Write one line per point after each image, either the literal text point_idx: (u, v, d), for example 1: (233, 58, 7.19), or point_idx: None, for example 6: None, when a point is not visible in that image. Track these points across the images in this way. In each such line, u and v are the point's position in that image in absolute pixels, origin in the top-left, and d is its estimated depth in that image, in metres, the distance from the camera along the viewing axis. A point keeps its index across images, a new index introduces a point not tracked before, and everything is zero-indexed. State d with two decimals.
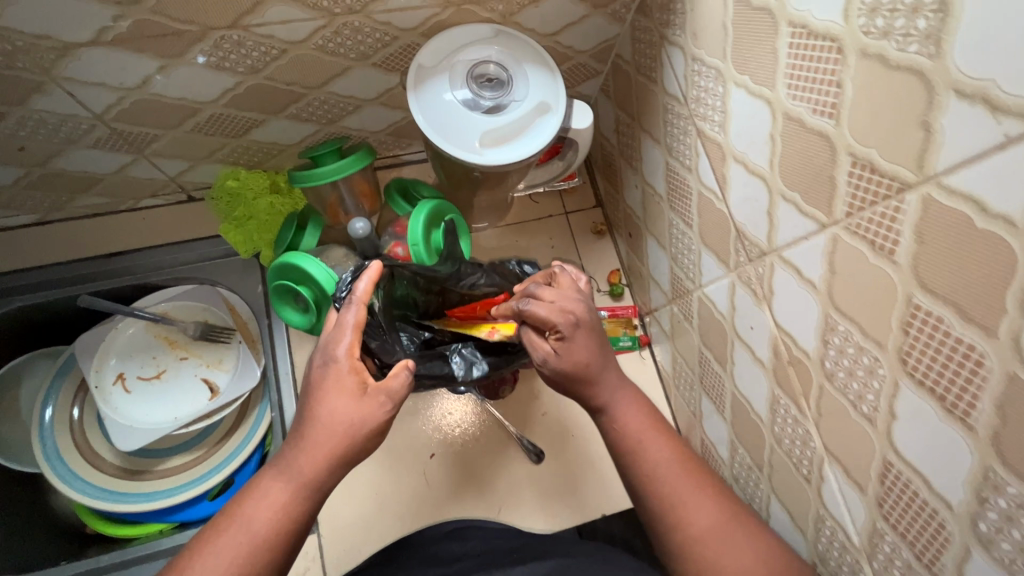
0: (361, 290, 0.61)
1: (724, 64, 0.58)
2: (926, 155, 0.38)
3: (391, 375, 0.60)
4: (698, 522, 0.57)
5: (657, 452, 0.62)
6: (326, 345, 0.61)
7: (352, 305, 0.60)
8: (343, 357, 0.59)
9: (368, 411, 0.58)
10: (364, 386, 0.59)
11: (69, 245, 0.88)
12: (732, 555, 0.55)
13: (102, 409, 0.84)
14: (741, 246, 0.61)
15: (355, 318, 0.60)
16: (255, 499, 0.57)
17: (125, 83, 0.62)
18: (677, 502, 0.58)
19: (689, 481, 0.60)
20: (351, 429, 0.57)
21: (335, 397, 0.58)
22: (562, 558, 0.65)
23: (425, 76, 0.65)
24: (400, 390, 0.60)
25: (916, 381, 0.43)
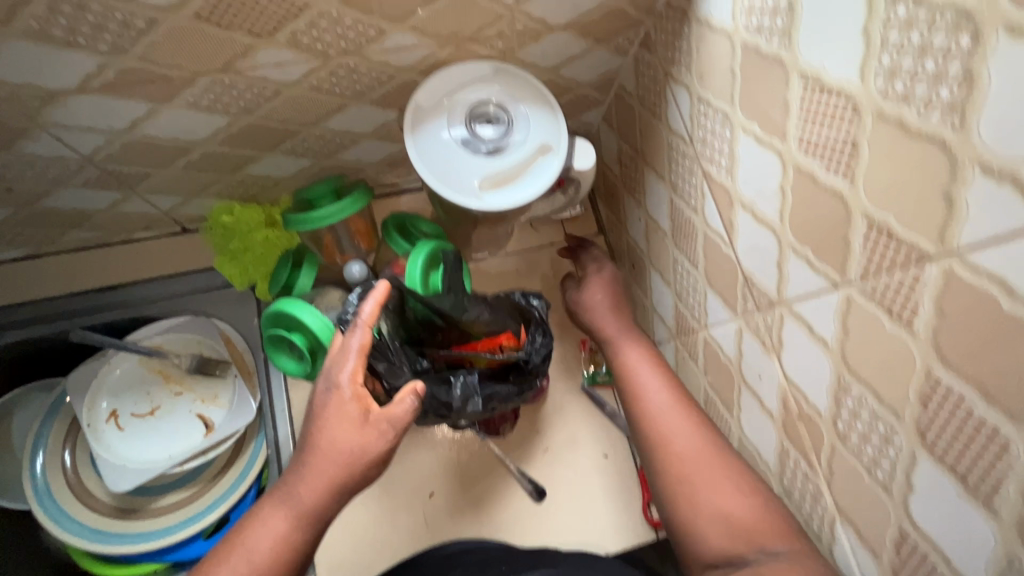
0: (367, 312, 0.59)
1: (731, 108, 0.56)
2: (949, 229, 0.36)
3: (395, 402, 0.58)
4: (683, 448, 0.64)
5: (652, 390, 0.70)
6: (330, 369, 0.59)
7: (356, 329, 0.58)
8: (346, 383, 0.57)
9: (370, 440, 0.56)
10: (367, 413, 0.57)
11: (61, 278, 0.86)
12: (715, 484, 0.60)
13: (94, 448, 0.82)
14: (749, 293, 0.60)
15: (360, 343, 0.58)
16: (255, 529, 0.55)
17: (114, 126, 0.61)
18: (665, 435, 0.65)
19: (677, 413, 0.67)
20: (352, 456, 0.56)
21: (337, 425, 0.56)
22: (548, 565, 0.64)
23: (423, 118, 0.64)
24: (402, 417, 0.58)
25: (935, 456, 0.41)
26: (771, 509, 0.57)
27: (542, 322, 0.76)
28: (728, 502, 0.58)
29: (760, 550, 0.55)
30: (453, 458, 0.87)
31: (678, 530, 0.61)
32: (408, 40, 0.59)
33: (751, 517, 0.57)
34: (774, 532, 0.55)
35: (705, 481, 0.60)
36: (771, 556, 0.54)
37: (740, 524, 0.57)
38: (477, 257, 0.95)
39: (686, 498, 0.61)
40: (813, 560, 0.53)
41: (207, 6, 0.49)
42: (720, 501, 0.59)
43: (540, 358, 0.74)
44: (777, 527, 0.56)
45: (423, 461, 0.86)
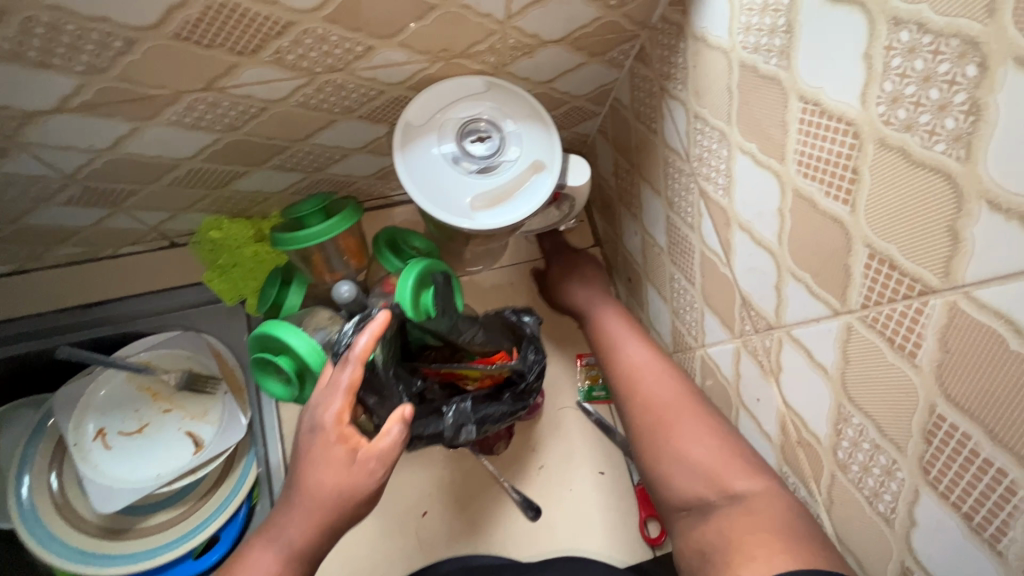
0: (360, 346, 0.57)
1: (728, 127, 0.54)
2: (953, 262, 0.35)
3: (380, 435, 0.56)
4: (657, 397, 0.65)
5: (627, 344, 0.72)
6: (315, 407, 0.57)
7: (348, 364, 0.56)
8: (331, 423, 0.56)
9: (356, 480, 0.55)
10: (354, 453, 0.56)
11: (47, 294, 0.84)
12: (686, 429, 0.60)
13: (81, 468, 0.80)
14: (747, 315, 0.58)
15: (349, 379, 0.56)
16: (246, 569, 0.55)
17: (95, 145, 0.59)
18: (641, 387, 0.67)
19: (650, 362, 0.69)
20: (340, 498, 0.55)
21: (323, 466, 0.55)
22: None
23: (413, 136, 0.63)
24: (389, 452, 0.56)
25: (938, 492, 0.40)
26: (738, 449, 0.58)
27: (533, 339, 0.74)
28: (698, 446, 0.59)
29: (724, 492, 0.55)
30: (446, 475, 0.86)
31: (650, 474, 0.62)
32: (397, 56, 0.58)
33: (718, 459, 0.57)
34: (739, 473, 0.56)
35: (677, 427, 0.61)
36: (736, 499, 0.54)
37: (708, 467, 0.57)
38: (471, 270, 0.94)
39: (653, 434, 0.62)
40: (781, 500, 0.52)
41: (186, 25, 0.47)
42: (689, 444, 0.59)
43: (535, 376, 0.73)
44: (743, 469, 0.56)
45: (417, 479, 0.85)
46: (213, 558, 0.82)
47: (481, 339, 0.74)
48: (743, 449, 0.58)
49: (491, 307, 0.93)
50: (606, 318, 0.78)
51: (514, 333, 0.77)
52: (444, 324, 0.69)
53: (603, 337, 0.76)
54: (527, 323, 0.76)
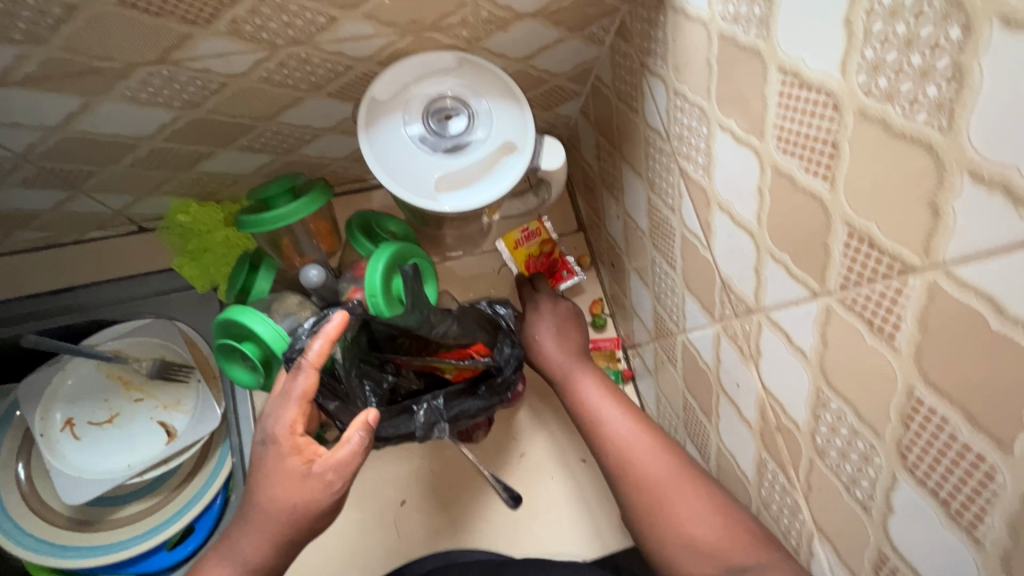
0: (314, 353, 0.56)
1: (708, 103, 0.52)
2: (933, 240, 0.33)
3: (340, 444, 0.56)
4: (653, 478, 0.63)
5: (613, 417, 0.69)
6: (269, 416, 0.57)
7: (301, 372, 0.55)
8: (285, 435, 0.56)
9: (313, 493, 0.55)
10: (309, 465, 0.56)
11: (10, 281, 0.81)
12: (687, 511, 0.59)
13: (48, 459, 0.78)
14: (727, 299, 0.57)
15: (302, 388, 0.56)
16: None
17: (45, 121, 0.56)
18: (634, 465, 0.64)
19: (639, 437, 0.66)
20: (297, 513, 0.55)
21: (277, 480, 0.55)
22: None
23: (379, 112, 0.60)
24: (348, 462, 0.56)
25: (916, 479, 0.39)
26: (738, 521, 0.57)
27: (511, 332, 0.74)
28: (701, 527, 0.58)
29: (730, 567, 0.55)
30: (426, 464, 0.84)
31: (657, 559, 0.61)
32: (363, 28, 0.55)
33: (725, 538, 0.57)
34: (744, 548, 0.55)
35: (678, 509, 0.60)
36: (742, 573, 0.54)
37: (712, 544, 0.57)
38: (451, 256, 0.92)
39: (656, 520, 0.61)
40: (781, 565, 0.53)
41: None
42: (693, 525, 0.58)
43: (511, 369, 0.73)
44: (746, 543, 0.56)
45: (396, 468, 0.84)
46: (190, 547, 0.81)
47: (455, 332, 0.72)
48: (741, 516, 0.58)
49: (472, 294, 0.91)
50: (583, 382, 0.74)
51: (490, 324, 0.76)
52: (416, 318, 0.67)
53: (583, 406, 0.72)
54: (500, 314, 0.76)
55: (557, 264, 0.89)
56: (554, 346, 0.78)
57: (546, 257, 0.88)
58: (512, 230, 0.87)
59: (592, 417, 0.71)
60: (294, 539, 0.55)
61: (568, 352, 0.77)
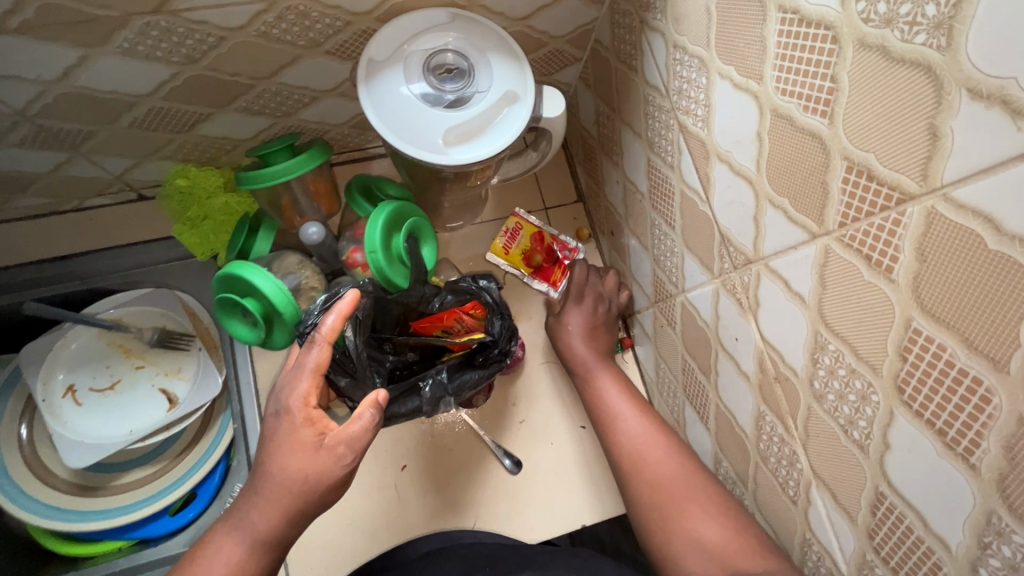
0: (327, 327, 0.57)
1: (708, 52, 0.52)
2: (932, 163, 0.33)
3: (352, 420, 0.57)
4: (662, 480, 0.64)
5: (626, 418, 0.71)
6: (282, 389, 0.57)
7: (314, 345, 0.56)
8: (297, 406, 0.56)
9: (324, 465, 0.55)
10: (322, 437, 0.56)
11: (10, 248, 0.81)
12: (693, 514, 0.60)
13: (50, 423, 0.78)
14: (726, 252, 0.57)
15: (316, 360, 0.57)
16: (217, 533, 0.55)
17: (43, 75, 0.57)
18: (644, 465, 0.66)
19: (651, 440, 0.68)
20: (307, 485, 0.54)
21: (289, 451, 0.55)
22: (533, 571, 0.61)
23: (378, 70, 0.59)
24: (360, 437, 0.57)
25: (913, 411, 0.39)
26: (745, 529, 0.58)
27: (499, 306, 0.72)
28: (705, 531, 0.58)
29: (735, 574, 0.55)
30: (427, 431, 0.84)
31: (657, 556, 0.61)
32: None
33: (734, 544, 0.57)
34: (752, 557, 0.55)
35: (683, 512, 0.61)
36: None
37: (716, 549, 0.57)
38: (451, 226, 0.92)
39: (662, 521, 0.61)
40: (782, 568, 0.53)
41: None
42: (701, 527, 0.59)
43: (506, 340, 0.72)
44: (754, 551, 0.56)
45: (396, 435, 0.84)
46: (190, 515, 0.80)
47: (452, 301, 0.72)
48: (750, 528, 0.58)
49: (472, 263, 0.92)
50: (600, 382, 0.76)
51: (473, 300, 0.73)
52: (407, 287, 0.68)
53: (598, 405, 0.74)
54: (484, 288, 0.72)
55: (551, 247, 0.91)
56: (578, 345, 0.80)
57: (537, 245, 0.91)
58: (496, 239, 0.91)
59: (608, 418, 0.73)
60: (303, 506, 0.55)
61: (592, 350, 0.79)
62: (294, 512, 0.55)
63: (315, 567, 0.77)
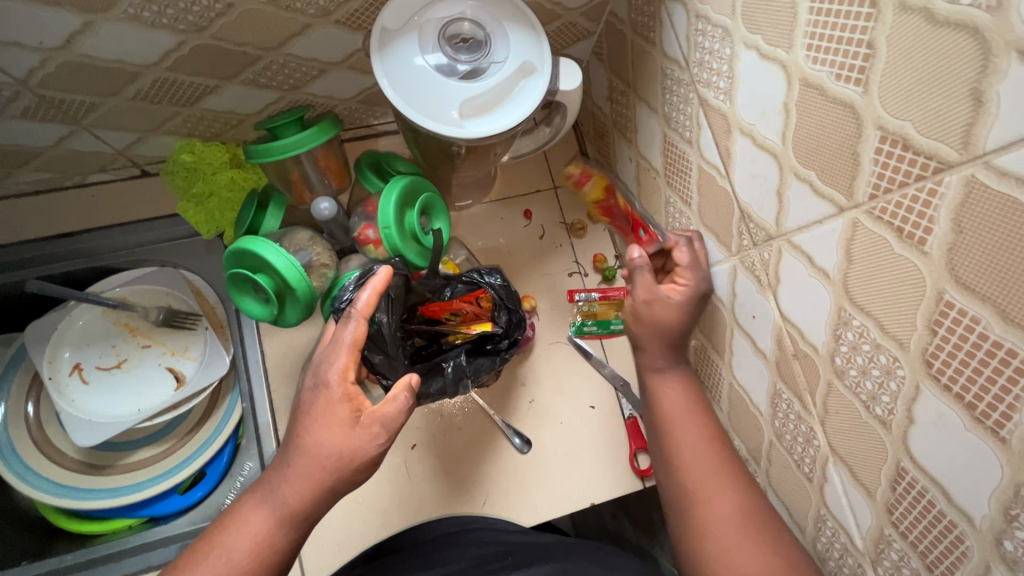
0: (364, 303, 0.57)
1: (732, 22, 0.51)
2: (974, 130, 0.33)
3: (386, 401, 0.56)
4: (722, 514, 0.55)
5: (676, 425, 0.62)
6: (320, 364, 0.57)
7: (351, 321, 0.56)
8: (336, 381, 0.55)
9: (357, 444, 0.54)
10: (357, 415, 0.55)
11: (8, 225, 0.79)
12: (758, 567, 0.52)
13: (57, 401, 0.78)
14: (745, 228, 0.56)
15: (352, 336, 0.57)
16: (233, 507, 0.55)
17: (46, 42, 0.56)
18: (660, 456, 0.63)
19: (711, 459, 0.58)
20: (341, 460, 0.54)
21: (324, 426, 0.54)
22: (560, 563, 0.62)
23: (391, 40, 0.57)
24: (394, 420, 0.56)
25: (941, 386, 0.39)
26: None
27: (506, 300, 0.72)
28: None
29: None
30: (437, 410, 0.84)
31: None
32: None
33: None
34: None
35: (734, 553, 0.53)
36: None
37: None
38: (459, 205, 0.92)
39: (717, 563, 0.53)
40: None
41: None
42: None
43: (516, 331, 0.72)
44: None
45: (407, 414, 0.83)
46: (199, 494, 0.81)
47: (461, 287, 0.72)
48: None
49: (481, 242, 0.91)
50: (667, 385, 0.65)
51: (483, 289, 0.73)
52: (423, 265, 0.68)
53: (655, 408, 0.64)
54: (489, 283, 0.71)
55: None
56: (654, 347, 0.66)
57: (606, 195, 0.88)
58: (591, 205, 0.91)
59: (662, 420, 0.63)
60: (334, 483, 0.54)
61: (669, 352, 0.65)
62: (307, 494, 0.54)
63: (326, 546, 0.77)
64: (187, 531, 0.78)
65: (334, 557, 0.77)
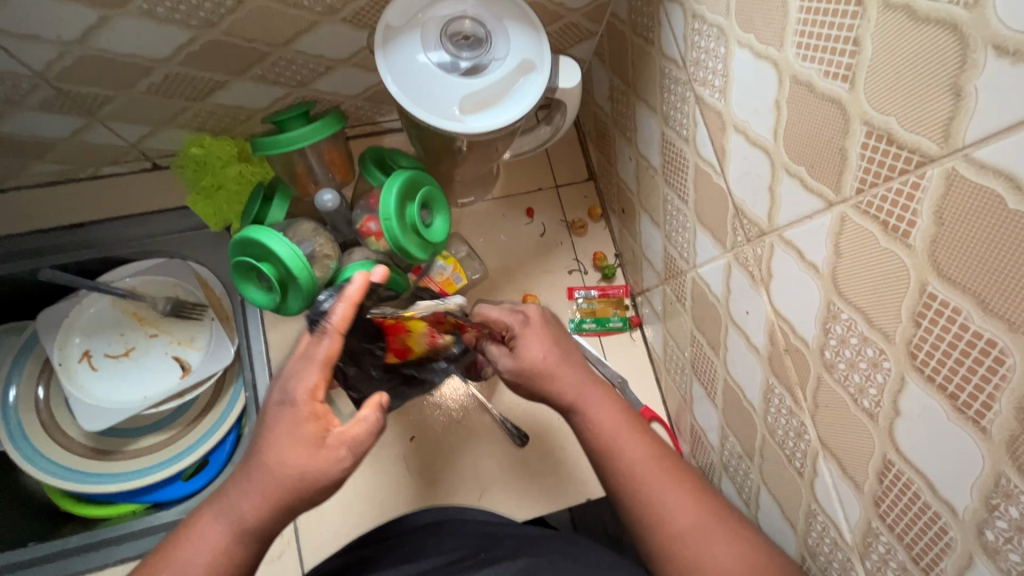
0: (337, 319, 0.57)
1: (727, 21, 0.52)
2: (954, 123, 0.33)
3: (355, 422, 0.57)
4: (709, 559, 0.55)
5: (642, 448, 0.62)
6: (290, 379, 0.58)
7: (325, 336, 0.57)
8: (303, 400, 0.56)
9: (322, 463, 0.54)
10: (323, 435, 0.56)
11: (24, 214, 0.81)
12: None
13: (66, 386, 0.80)
14: (739, 225, 0.57)
15: (326, 352, 0.57)
16: (229, 491, 0.56)
17: (64, 36, 0.58)
18: (654, 449, 0.63)
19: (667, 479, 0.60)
20: (300, 481, 0.54)
21: (289, 444, 0.54)
22: (532, 557, 0.59)
23: (394, 37, 0.59)
24: (360, 442, 0.57)
25: (925, 376, 0.39)
26: None
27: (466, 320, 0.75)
28: None
29: None
30: (435, 403, 0.85)
31: None
32: None
33: None
34: None
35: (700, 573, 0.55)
36: None
37: None
38: (461, 202, 0.93)
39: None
40: None
41: None
42: None
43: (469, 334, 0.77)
44: None
45: (405, 407, 0.84)
46: (200, 482, 0.83)
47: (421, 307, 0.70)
48: None
49: (482, 239, 0.93)
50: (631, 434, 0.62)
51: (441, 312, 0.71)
52: (424, 258, 0.68)
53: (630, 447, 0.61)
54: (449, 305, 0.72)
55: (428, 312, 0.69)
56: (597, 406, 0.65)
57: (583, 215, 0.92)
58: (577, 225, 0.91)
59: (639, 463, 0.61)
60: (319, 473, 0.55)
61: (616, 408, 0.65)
62: (295, 486, 0.54)
63: (323, 534, 0.78)
64: (172, 521, 0.79)
65: (331, 544, 0.78)
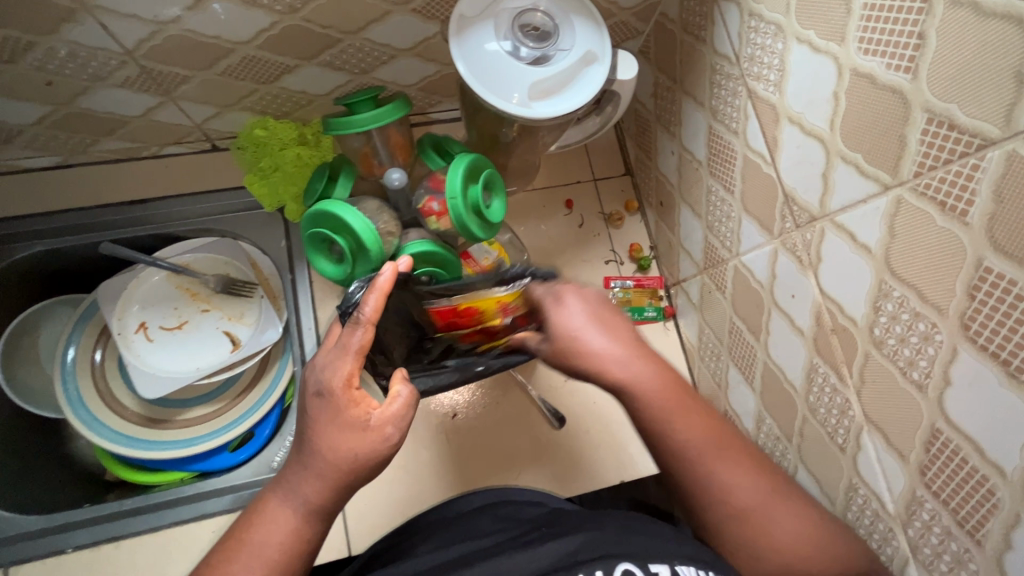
0: (369, 312, 0.57)
1: (786, 19, 0.56)
2: (1016, 109, 0.37)
3: (391, 399, 0.58)
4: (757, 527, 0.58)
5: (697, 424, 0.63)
6: (324, 368, 0.58)
7: (359, 328, 0.57)
8: (340, 387, 0.57)
9: (372, 446, 0.57)
10: (367, 418, 0.57)
11: (90, 188, 0.85)
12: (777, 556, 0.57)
13: (125, 355, 0.83)
14: (788, 211, 0.60)
15: (360, 342, 0.57)
16: (298, 452, 0.59)
17: (158, 16, 0.63)
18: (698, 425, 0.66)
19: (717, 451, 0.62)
20: (353, 462, 0.56)
21: (335, 429, 0.56)
22: (588, 533, 0.60)
23: (468, 26, 0.63)
24: (401, 416, 0.58)
25: (977, 346, 0.42)
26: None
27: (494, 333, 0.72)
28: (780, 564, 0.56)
29: None
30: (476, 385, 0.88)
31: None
32: None
33: None
34: None
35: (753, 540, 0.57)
36: None
37: None
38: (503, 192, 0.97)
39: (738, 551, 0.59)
40: None
41: None
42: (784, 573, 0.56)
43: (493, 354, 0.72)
44: None
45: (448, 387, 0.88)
46: (244, 455, 0.85)
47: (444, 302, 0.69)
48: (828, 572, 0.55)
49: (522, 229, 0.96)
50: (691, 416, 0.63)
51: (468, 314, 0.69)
52: (484, 238, 0.71)
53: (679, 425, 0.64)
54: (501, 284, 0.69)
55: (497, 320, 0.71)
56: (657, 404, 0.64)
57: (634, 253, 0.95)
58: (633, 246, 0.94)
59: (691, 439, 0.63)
60: (387, 437, 0.58)
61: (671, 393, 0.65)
62: (363, 452, 0.57)
63: (367, 507, 0.81)
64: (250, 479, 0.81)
65: (375, 517, 0.81)
